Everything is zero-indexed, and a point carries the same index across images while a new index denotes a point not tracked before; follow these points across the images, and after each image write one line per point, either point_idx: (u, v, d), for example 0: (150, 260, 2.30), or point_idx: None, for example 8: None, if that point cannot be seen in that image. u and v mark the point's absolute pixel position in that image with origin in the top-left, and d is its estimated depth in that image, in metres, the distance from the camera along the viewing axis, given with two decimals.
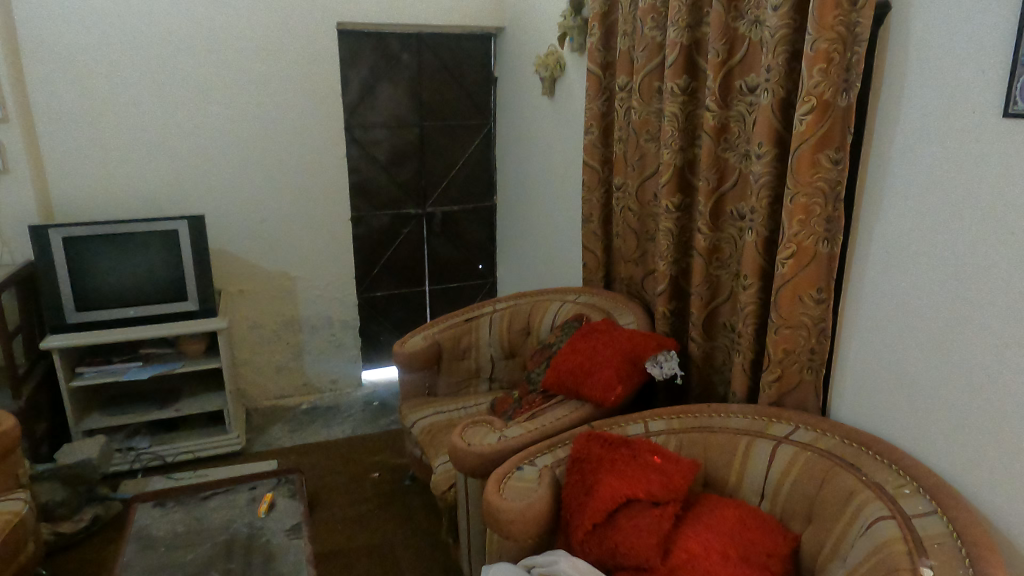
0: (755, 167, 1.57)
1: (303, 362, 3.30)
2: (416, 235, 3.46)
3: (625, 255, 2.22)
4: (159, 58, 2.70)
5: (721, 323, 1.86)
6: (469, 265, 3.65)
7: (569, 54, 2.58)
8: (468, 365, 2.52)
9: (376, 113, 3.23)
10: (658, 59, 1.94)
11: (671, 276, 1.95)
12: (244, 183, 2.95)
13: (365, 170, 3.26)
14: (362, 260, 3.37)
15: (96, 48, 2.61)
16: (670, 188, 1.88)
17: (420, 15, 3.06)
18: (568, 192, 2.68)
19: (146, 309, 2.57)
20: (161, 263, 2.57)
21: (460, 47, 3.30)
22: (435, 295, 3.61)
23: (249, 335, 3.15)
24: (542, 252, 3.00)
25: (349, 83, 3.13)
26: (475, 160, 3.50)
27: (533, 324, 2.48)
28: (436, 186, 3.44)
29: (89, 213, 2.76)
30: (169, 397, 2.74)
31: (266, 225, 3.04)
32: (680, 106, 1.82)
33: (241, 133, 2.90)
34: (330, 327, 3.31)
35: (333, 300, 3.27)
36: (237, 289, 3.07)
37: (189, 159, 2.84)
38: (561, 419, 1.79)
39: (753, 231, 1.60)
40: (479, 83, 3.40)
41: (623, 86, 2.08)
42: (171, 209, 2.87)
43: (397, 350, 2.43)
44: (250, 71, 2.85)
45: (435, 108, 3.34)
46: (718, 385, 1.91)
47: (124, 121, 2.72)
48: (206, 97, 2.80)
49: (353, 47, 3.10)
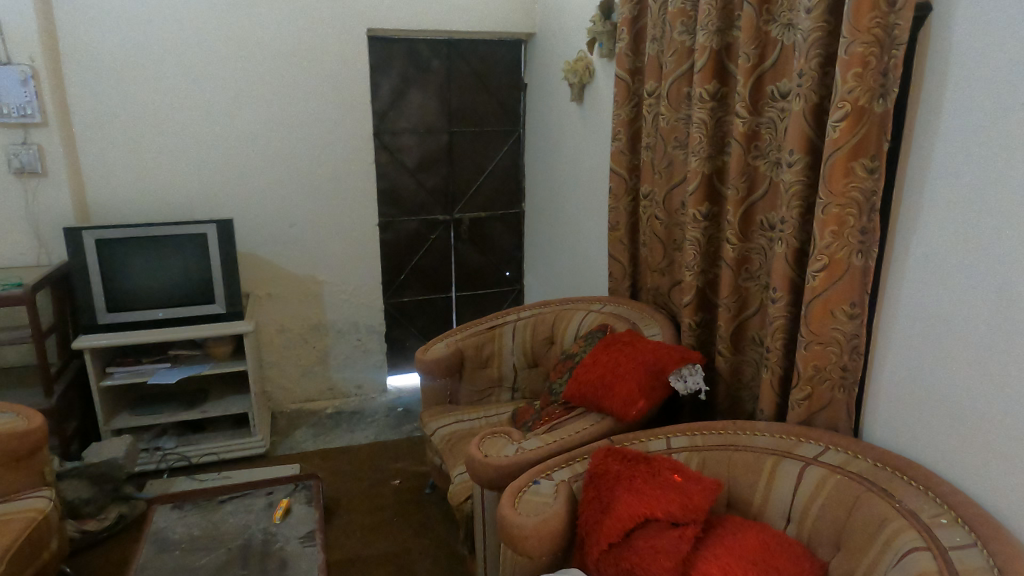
0: (786, 176, 1.50)
1: (329, 366, 3.31)
2: (444, 241, 3.45)
3: (651, 265, 2.17)
4: (194, 64, 2.75)
5: (750, 337, 1.79)
6: (497, 273, 3.63)
7: (598, 60, 2.55)
8: (491, 373, 2.49)
9: (406, 119, 3.23)
10: (687, 64, 1.89)
11: (698, 287, 1.90)
12: (273, 188, 2.98)
13: (393, 175, 3.27)
14: (389, 265, 3.37)
15: (133, 56, 2.67)
16: (698, 196, 1.82)
17: (451, 21, 3.05)
18: (596, 199, 2.64)
19: (174, 311, 2.60)
20: (189, 267, 2.60)
21: (490, 53, 3.29)
22: (461, 301, 3.59)
23: (277, 339, 3.18)
24: (570, 260, 2.96)
25: (379, 89, 3.15)
26: (504, 166, 3.48)
27: (557, 333, 2.44)
28: (464, 192, 3.43)
29: (123, 216, 2.82)
30: (196, 398, 2.77)
31: (295, 230, 3.06)
32: (709, 112, 1.77)
33: (272, 138, 2.93)
34: (356, 332, 3.31)
35: (359, 305, 3.28)
36: (265, 293, 3.10)
37: (220, 164, 2.88)
38: (580, 432, 1.75)
39: (784, 242, 1.54)
40: (509, 89, 3.38)
41: (651, 91, 2.04)
42: (202, 212, 2.91)
43: (419, 357, 2.41)
44: (282, 77, 2.88)
45: (465, 114, 3.33)
46: (746, 401, 1.84)
47: (158, 127, 2.77)
48: (238, 102, 2.84)
49: (383, 53, 3.11)
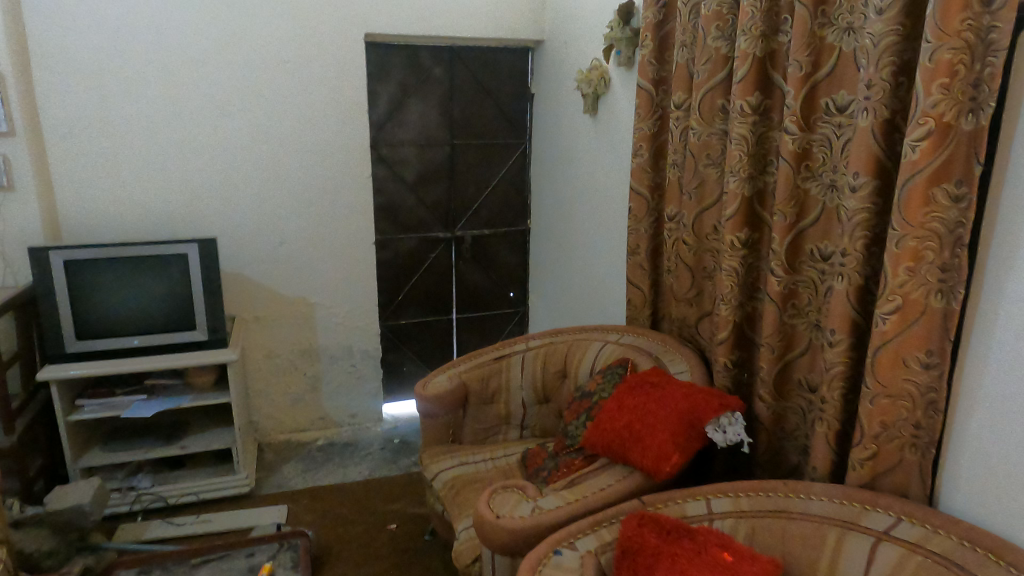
0: (849, 202, 1.30)
1: (321, 394, 3.08)
2: (444, 260, 3.24)
3: (678, 294, 1.96)
4: (177, 70, 2.54)
5: (796, 381, 1.59)
6: (501, 293, 3.42)
7: (615, 69, 2.36)
8: (498, 410, 2.27)
9: (405, 131, 3.03)
10: (722, 73, 1.69)
11: (734, 322, 1.69)
12: (262, 203, 2.77)
13: (391, 190, 3.07)
14: (386, 285, 3.16)
15: (110, 60, 2.46)
16: (736, 221, 1.62)
17: (455, 27, 2.86)
18: (612, 220, 2.44)
19: (151, 339, 2.38)
20: (168, 290, 2.38)
21: (495, 61, 3.10)
22: (463, 324, 3.38)
23: (265, 365, 2.95)
24: (582, 284, 2.75)
25: (377, 98, 2.95)
26: (509, 181, 3.28)
27: (570, 366, 2.23)
28: (467, 209, 3.22)
29: (98, 234, 2.60)
30: (175, 432, 2.54)
31: (285, 248, 2.85)
32: (751, 127, 1.56)
33: (261, 151, 2.72)
34: (350, 357, 3.09)
35: (354, 328, 3.06)
36: (253, 315, 2.88)
37: (205, 178, 2.67)
38: (606, 490, 1.54)
39: (845, 277, 1.33)
40: (515, 100, 3.19)
41: (679, 103, 1.84)
42: (184, 230, 2.70)
43: (419, 392, 2.20)
44: (272, 85, 2.67)
45: (468, 126, 3.13)
46: (790, 453, 1.63)
47: (138, 138, 2.56)
48: (224, 112, 2.63)
49: (381, 61, 2.92)
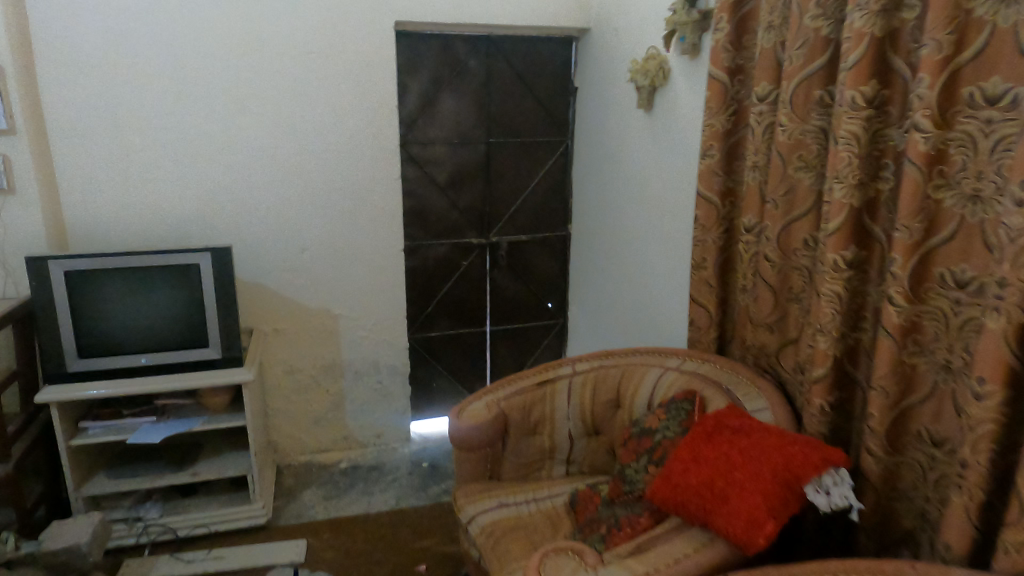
0: (1010, 218, 1.02)
1: (344, 412, 2.86)
2: (478, 268, 3.00)
3: (755, 318, 1.69)
4: (191, 62, 2.32)
5: (914, 432, 1.31)
6: (538, 304, 3.16)
7: (676, 59, 2.08)
8: (541, 442, 2.02)
9: (437, 128, 2.79)
10: (822, 60, 1.42)
11: (834, 357, 1.41)
12: (283, 206, 2.55)
13: (422, 193, 2.83)
14: (415, 296, 2.93)
15: (119, 52, 2.25)
16: (840, 236, 1.34)
17: (493, 14, 2.61)
18: (670, 229, 2.17)
19: (158, 357, 2.17)
20: (178, 303, 2.16)
21: (536, 52, 2.84)
22: (497, 337, 3.13)
23: (285, 381, 2.74)
24: (632, 299, 2.49)
25: (407, 93, 2.72)
26: (549, 183, 3.02)
27: (624, 395, 1.97)
28: (503, 213, 2.97)
29: (108, 241, 2.40)
30: (186, 456, 2.34)
31: (307, 255, 2.63)
32: (864, 123, 1.29)
33: (282, 150, 2.49)
34: (376, 373, 2.86)
35: (380, 342, 2.83)
36: (273, 328, 2.67)
37: (222, 180, 2.45)
38: (683, 561, 1.27)
39: (1000, 313, 1.05)
40: (556, 94, 2.92)
41: (764, 96, 1.57)
42: (199, 235, 2.48)
43: (453, 420, 1.96)
44: (294, 79, 2.44)
45: (506, 123, 2.88)
46: (903, 517, 1.35)
47: (150, 137, 2.35)
48: (243, 107, 2.41)
49: (412, 52, 2.68)
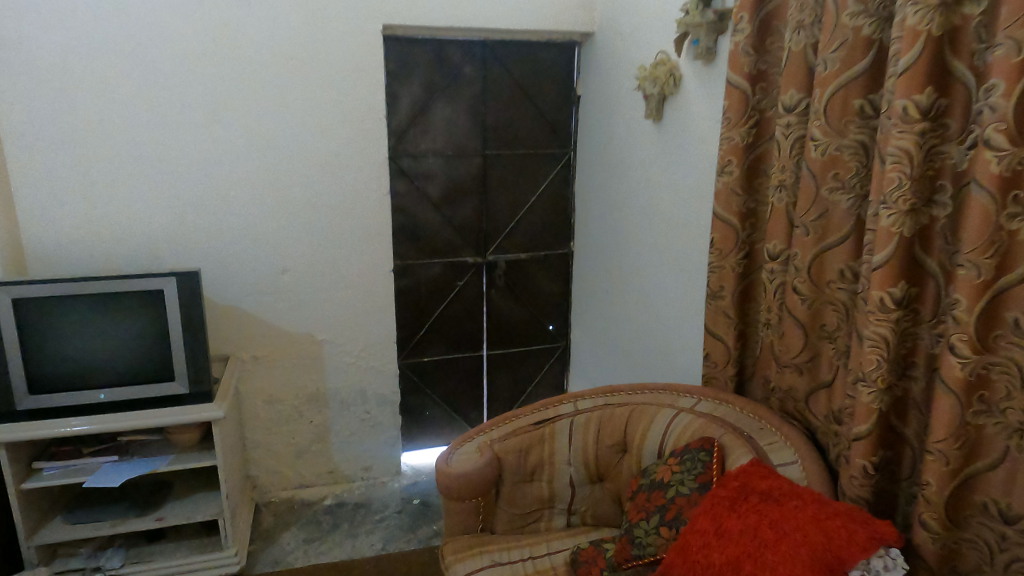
0: None
1: (329, 445, 2.66)
2: (473, 289, 2.80)
3: (781, 357, 1.49)
4: (161, 69, 2.14)
5: (980, 505, 1.10)
6: (538, 327, 2.96)
7: (689, 64, 1.89)
8: (539, 490, 1.81)
9: (430, 139, 2.60)
10: (862, 64, 1.22)
11: (880, 411, 1.20)
12: (262, 225, 2.35)
13: (413, 209, 2.64)
14: (406, 319, 2.74)
15: (81, 59, 2.07)
16: (888, 272, 1.14)
17: (488, 17, 2.42)
18: (682, 252, 1.97)
19: (119, 392, 1.97)
20: (142, 333, 1.97)
21: (535, 58, 2.65)
22: (494, 362, 2.93)
23: (265, 412, 2.54)
24: (640, 325, 2.28)
25: (397, 102, 2.53)
26: (550, 197, 2.82)
27: (632, 439, 1.76)
28: (500, 230, 2.78)
29: (69, 264, 2.20)
30: (153, 498, 2.14)
31: (288, 277, 2.43)
32: (918, 138, 1.08)
33: (260, 164, 2.30)
34: (364, 403, 2.66)
35: (368, 369, 2.63)
36: (251, 355, 2.47)
37: (195, 196, 2.26)
38: None
39: None
40: (557, 103, 2.73)
41: (792, 106, 1.37)
42: (170, 256, 2.29)
43: (440, 467, 1.75)
44: (273, 87, 2.26)
45: (503, 133, 2.69)
46: None
47: (116, 150, 2.16)
48: (217, 117, 2.23)
49: (402, 57, 2.49)
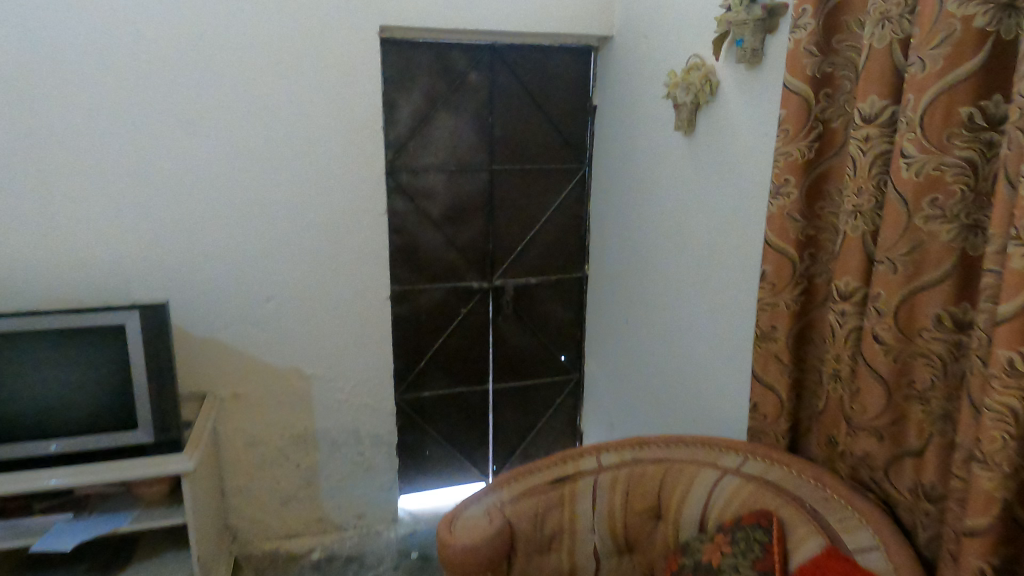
0: None
1: (319, 490, 2.39)
2: (478, 317, 2.56)
3: (855, 418, 1.23)
4: (130, 74, 1.90)
5: None
6: (549, 358, 2.70)
7: (731, 69, 1.65)
8: (558, 562, 1.55)
9: (432, 153, 2.36)
10: (973, 63, 0.98)
11: (1003, 501, 0.95)
12: (244, 249, 2.11)
13: (413, 230, 2.39)
14: (404, 349, 2.49)
15: (39, 62, 1.82)
16: (1020, 326, 0.88)
17: (497, 19, 2.19)
18: (721, 284, 1.72)
19: (73, 442, 1.71)
20: (100, 376, 1.71)
21: (547, 65, 2.42)
22: (501, 397, 2.67)
23: (247, 455, 2.28)
24: (669, 363, 2.03)
25: (396, 112, 2.29)
26: (563, 217, 2.58)
27: (668, 503, 1.51)
28: (508, 253, 2.53)
29: (23, 294, 1.94)
30: (114, 560, 1.88)
31: (274, 306, 2.18)
32: None
33: (242, 181, 2.06)
34: (357, 444, 2.40)
35: (362, 407, 2.37)
36: (232, 392, 2.22)
37: (168, 217, 2.02)
38: None
39: None
40: (571, 114, 2.49)
41: (873, 116, 1.13)
42: (139, 284, 2.04)
43: (443, 534, 1.49)
44: (257, 95, 2.01)
45: (512, 147, 2.45)
46: None
47: (78, 166, 1.91)
48: (193, 129, 1.98)
49: (402, 63, 2.26)
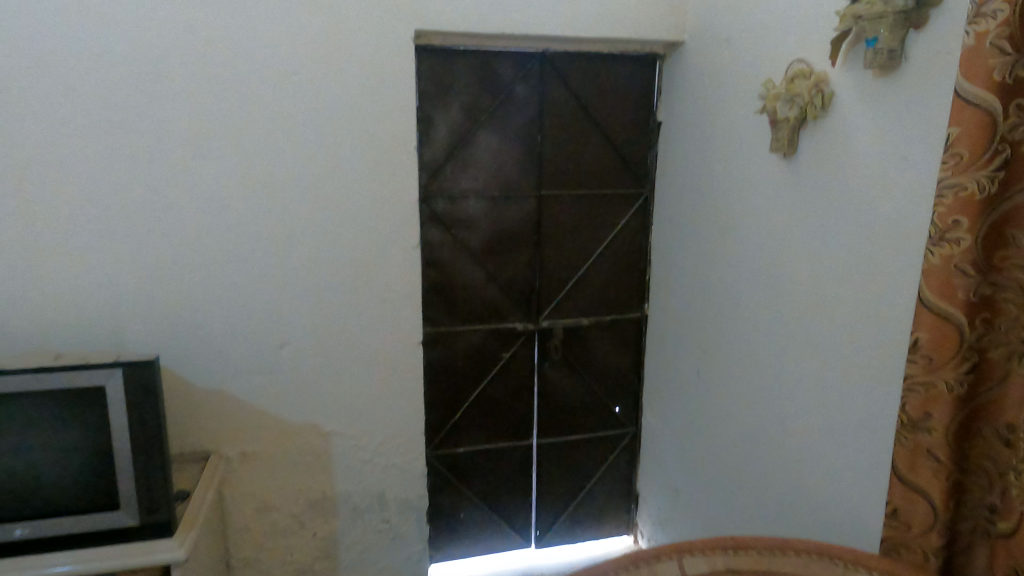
0: None
1: (337, 563, 2.08)
2: (521, 363, 2.24)
3: None
4: (126, 87, 1.63)
5: None
6: (602, 410, 2.36)
7: (852, 76, 1.31)
8: None
9: (472, 176, 2.06)
10: None
11: None
12: (255, 288, 1.82)
13: (450, 264, 2.09)
14: (438, 399, 2.18)
15: (19, 70, 1.55)
16: None
17: (551, 22, 1.88)
18: (838, 345, 1.37)
19: (42, 526, 1.42)
20: (76, 446, 1.43)
21: (605, 76, 2.10)
22: (547, 453, 2.34)
23: (256, 523, 1.98)
24: (758, 431, 1.68)
25: (432, 130, 2.00)
26: (620, 248, 2.24)
27: None
28: (557, 290, 2.21)
29: (0, 339, 1.67)
30: None
31: (289, 354, 1.89)
32: None
33: (254, 211, 1.78)
34: (382, 510, 2.09)
35: (389, 468, 2.06)
36: (239, 451, 1.92)
37: (169, 251, 1.74)
38: None
39: None
40: (631, 132, 2.17)
41: None
42: (134, 328, 1.76)
43: None
44: (273, 111, 1.73)
45: (563, 169, 2.13)
46: None
47: (63, 192, 1.64)
48: (197, 150, 1.70)
49: (438, 74, 1.97)
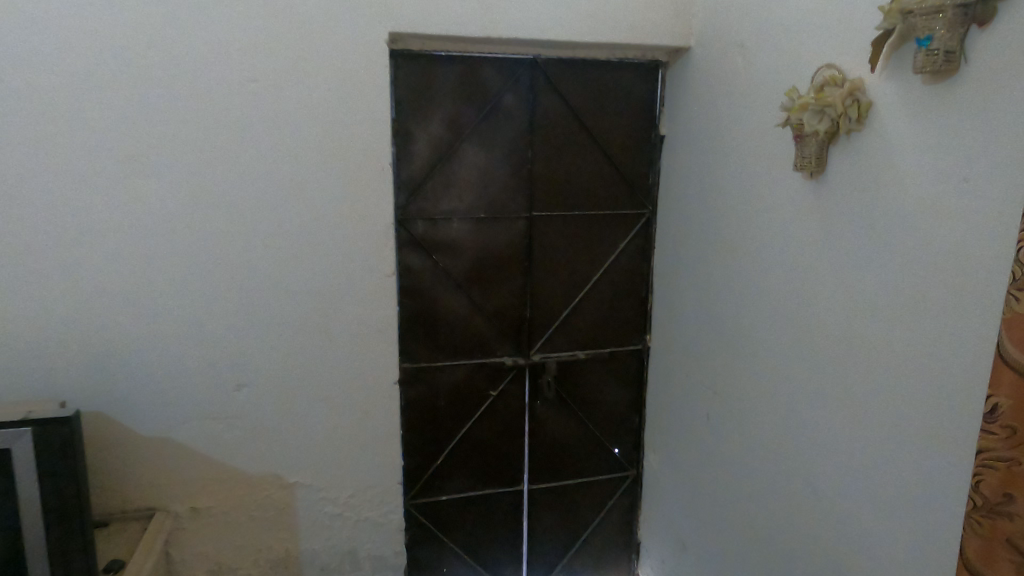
0: None
1: None
2: (511, 401, 2.02)
3: None
4: (56, 97, 1.42)
5: None
6: (600, 452, 2.14)
7: (896, 82, 1.11)
8: None
9: (454, 195, 1.85)
10: None
11: None
12: (207, 324, 1.60)
13: (430, 293, 1.88)
14: (418, 443, 1.96)
15: None
16: None
17: (542, 26, 1.68)
18: (882, 400, 1.16)
19: None
20: None
21: (602, 85, 1.90)
22: (539, 500, 2.12)
23: None
24: (780, 488, 1.47)
25: (410, 145, 1.79)
26: (619, 274, 2.03)
27: None
28: (549, 319, 2.00)
29: None
30: None
31: (247, 397, 1.67)
32: None
33: (206, 237, 1.56)
34: (354, 569, 1.87)
35: (362, 522, 1.84)
36: (190, 506, 1.69)
37: (107, 282, 1.52)
38: None
39: None
40: (631, 146, 1.97)
41: None
42: (67, 370, 1.54)
43: None
44: (226, 123, 1.52)
45: (556, 186, 1.93)
46: None
47: None
48: (139, 169, 1.49)
49: (417, 83, 1.76)
